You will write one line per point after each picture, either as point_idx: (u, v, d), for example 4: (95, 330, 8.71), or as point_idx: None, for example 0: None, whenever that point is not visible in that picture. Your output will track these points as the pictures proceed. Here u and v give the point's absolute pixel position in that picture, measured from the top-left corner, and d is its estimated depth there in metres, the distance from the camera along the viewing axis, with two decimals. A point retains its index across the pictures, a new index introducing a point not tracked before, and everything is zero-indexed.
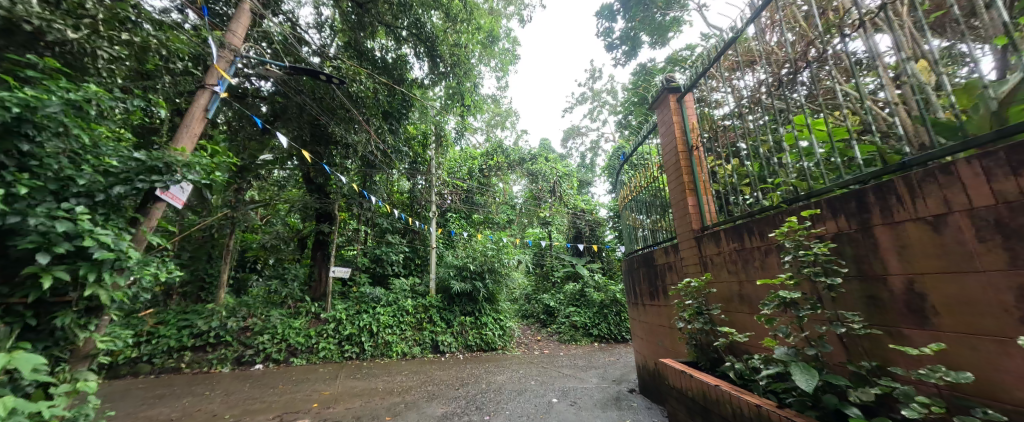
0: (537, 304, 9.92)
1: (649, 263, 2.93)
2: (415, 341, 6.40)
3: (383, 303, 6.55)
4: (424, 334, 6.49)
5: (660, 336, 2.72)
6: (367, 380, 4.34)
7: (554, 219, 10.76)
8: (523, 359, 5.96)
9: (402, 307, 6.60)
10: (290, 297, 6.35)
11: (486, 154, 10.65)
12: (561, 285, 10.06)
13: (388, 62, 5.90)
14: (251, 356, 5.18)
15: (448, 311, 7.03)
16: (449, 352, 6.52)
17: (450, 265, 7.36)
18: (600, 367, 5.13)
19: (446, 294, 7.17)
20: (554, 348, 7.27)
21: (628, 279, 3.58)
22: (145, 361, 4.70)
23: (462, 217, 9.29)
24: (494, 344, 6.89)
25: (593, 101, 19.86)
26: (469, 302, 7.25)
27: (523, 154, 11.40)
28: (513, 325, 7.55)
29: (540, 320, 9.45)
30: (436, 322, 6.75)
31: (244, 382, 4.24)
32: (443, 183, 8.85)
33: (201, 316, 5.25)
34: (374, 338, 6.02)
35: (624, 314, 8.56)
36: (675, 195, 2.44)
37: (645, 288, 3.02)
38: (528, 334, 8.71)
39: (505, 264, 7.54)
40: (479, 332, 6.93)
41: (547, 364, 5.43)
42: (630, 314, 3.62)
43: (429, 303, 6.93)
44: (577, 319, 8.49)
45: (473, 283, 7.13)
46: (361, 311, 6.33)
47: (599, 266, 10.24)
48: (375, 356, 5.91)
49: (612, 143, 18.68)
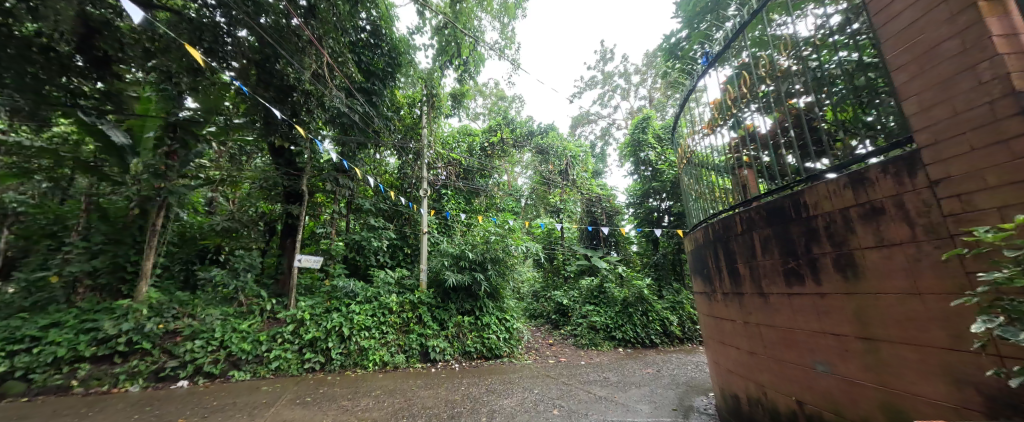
0: (548, 303, 8.63)
1: (784, 217, 1.57)
2: (399, 348, 5.10)
3: (361, 299, 5.31)
4: (410, 337, 5.20)
5: (819, 353, 1.42)
6: (315, 408, 3.05)
7: (565, 205, 9.53)
8: (534, 370, 4.64)
9: (384, 304, 5.30)
10: (241, 290, 4.96)
11: (488, 131, 9.28)
12: (575, 280, 8.80)
13: (371, 14, 5.63)
14: (175, 370, 3.91)
15: (442, 310, 5.73)
16: (442, 361, 5.22)
17: (445, 253, 6.12)
18: (645, 385, 3.78)
19: (439, 289, 5.89)
20: (571, 355, 5.93)
21: (709, 253, 2.29)
22: (21, 378, 3.45)
23: (461, 200, 8.00)
24: (498, 351, 5.58)
25: (604, 86, 18.53)
26: (468, 299, 5.96)
27: (530, 133, 10.09)
28: (521, 326, 6.25)
29: (552, 321, 8.16)
30: (426, 322, 5.46)
31: (135, 413, 2.95)
32: (437, 158, 7.59)
33: (113, 316, 4.00)
34: (345, 345, 4.73)
35: (652, 313, 7.18)
36: (906, 47, 1.10)
37: (763, 263, 1.72)
38: (538, 336, 7.39)
39: (512, 252, 6.26)
40: (479, 335, 5.62)
41: (569, 379, 4.11)
42: (715, 310, 2.29)
43: (418, 300, 5.63)
44: (596, 320, 7.15)
45: (472, 275, 5.86)
46: (331, 309, 5.05)
47: (619, 259, 8.93)
48: (347, 368, 4.62)
49: (625, 130, 17.33)
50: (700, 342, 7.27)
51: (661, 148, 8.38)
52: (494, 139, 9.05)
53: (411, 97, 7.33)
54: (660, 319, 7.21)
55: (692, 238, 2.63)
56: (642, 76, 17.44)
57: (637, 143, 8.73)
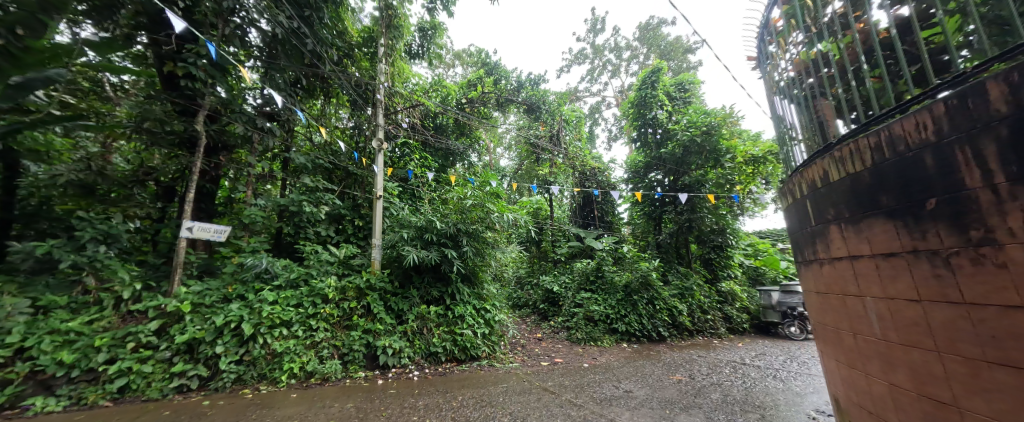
0: (535, 291, 7.40)
1: None
2: (334, 350, 3.66)
3: (281, 285, 3.79)
4: (351, 335, 3.76)
5: None
6: None
7: (556, 179, 8.21)
8: (524, 380, 3.34)
9: (315, 290, 3.81)
10: (89, 270, 3.34)
11: (467, 85, 7.74)
12: (566, 265, 7.59)
13: None
14: None
15: (401, 298, 4.30)
16: (396, 367, 3.84)
17: (406, 225, 4.68)
18: (689, 405, 2.53)
19: (398, 268, 4.48)
20: (569, 354, 4.71)
21: (966, 154, 0.90)
22: None
23: (433, 163, 6.49)
24: (475, 351, 4.24)
25: (594, 60, 16.94)
26: (435, 282, 4.55)
27: (518, 87, 8.47)
28: (505, 318, 4.93)
29: (540, 312, 6.95)
30: (377, 315, 4.02)
31: None
32: (404, 107, 6.04)
33: None
34: (245, 351, 3.25)
35: (658, 301, 6.09)
36: None
37: None
38: (525, 330, 6.15)
39: (493, 226, 4.82)
40: (450, 331, 4.25)
41: (577, 396, 2.82)
42: (976, 281, 0.91)
43: (367, 284, 4.17)
44: (594, 310, 5.96)
45: (440, 251, 4.45)
46: (233, 298, 3.51)
47: (616, 239, 7.74)
48: (247, 382, 3.20)
49: (616, 109, 16.05)
50: (711, 335, 6.27)
51: (671, 108, 7.18)
52: (474, 94, 7.50)
53: (367, 31, 5.72)
54: (668, 308, 6.14)
55: (858, 145, 1.24)
56: (634, 50, 16.02)
57: (643, 103, 7.42)
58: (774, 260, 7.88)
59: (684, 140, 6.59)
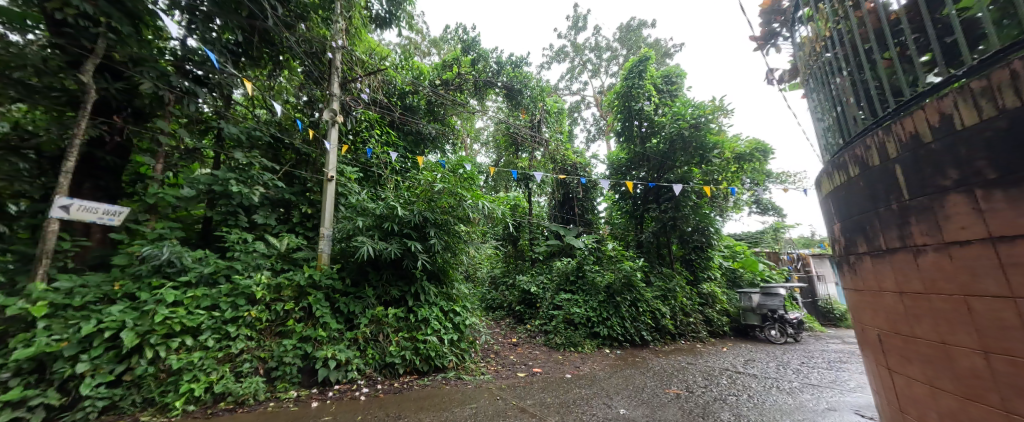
0: (511, 292, 6.85)
1: None
2: (257, 364, 2.92)
3: (191, 281, 2.98)
4: (282, 345, 3.03)
5: None
6: None
7: (537, 172, 7.71)
8: (498, 398, 2.76)
9: (238, 288, 3.02)
10: None
11: (442, 66, 7.06)
12: (544, 264, 7.11)
13: None
14: None
15: (353, 298, 3.60)
16: (342, 382, 3.16)
17: (362, 212, 3.97)
18: None
19: (351, 263, 3.76)
20: (549, 362, 4.21)
21: None
22: None
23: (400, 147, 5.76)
24: (441, 361, 3.62)
25: (574, 59, 16.69)
26: (396, 280, 3.88)
27: (497, 70, 7.87)
28: (478, 321, 4.33)
29: (516, 314, 6.43)
30: (322, 318, 3.29)
31: None
32: (367, 79, 5.28)
33: None
34: (125, 369, 2.47)
35: (641, 304, 5.74)
36: None
37: None
38: (499, 335, 5.59)
39: (466, 216, 4.19)
40: (412, 337, 3.60)
41: (563, 420, 2.29)
42: None
43: (309, 281, 3.42)
44: (575, 312, 5.51)
45: (402, 243, 3.77)
46: (116, 299, 2.66)
47: (598, 236, 7.32)
48: (124, 412, 2.43)
49: (596, 108, 15.88)
50: (692, 339, 6.02)
51: (659, 100, 6.91)
52: (449, 76, 6.85)
53: None
54: (650, 311, 5.82)
55: None
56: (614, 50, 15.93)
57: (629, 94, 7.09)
58: (751, 262, 7.82)
59: (672, 133, 6.35)
